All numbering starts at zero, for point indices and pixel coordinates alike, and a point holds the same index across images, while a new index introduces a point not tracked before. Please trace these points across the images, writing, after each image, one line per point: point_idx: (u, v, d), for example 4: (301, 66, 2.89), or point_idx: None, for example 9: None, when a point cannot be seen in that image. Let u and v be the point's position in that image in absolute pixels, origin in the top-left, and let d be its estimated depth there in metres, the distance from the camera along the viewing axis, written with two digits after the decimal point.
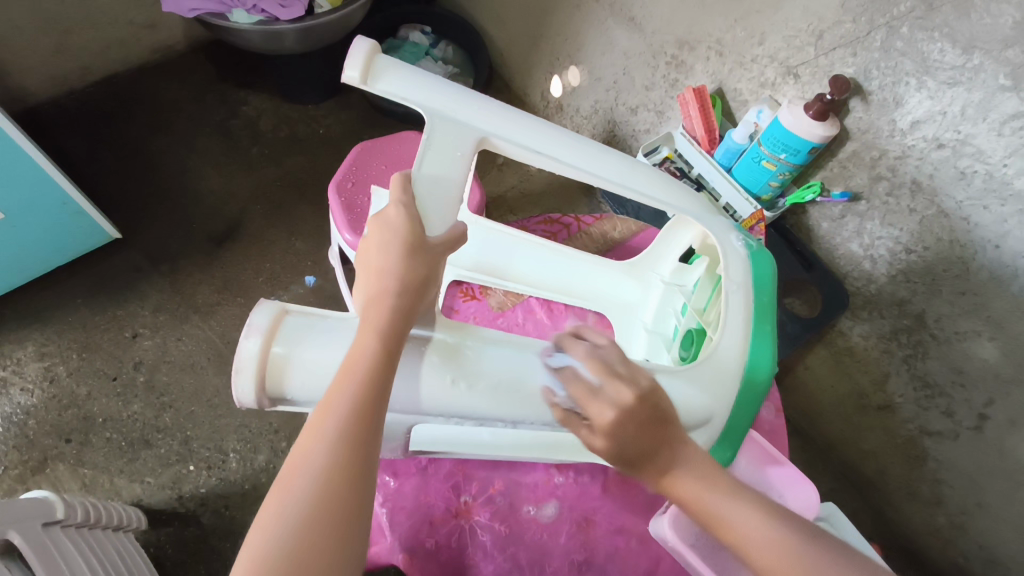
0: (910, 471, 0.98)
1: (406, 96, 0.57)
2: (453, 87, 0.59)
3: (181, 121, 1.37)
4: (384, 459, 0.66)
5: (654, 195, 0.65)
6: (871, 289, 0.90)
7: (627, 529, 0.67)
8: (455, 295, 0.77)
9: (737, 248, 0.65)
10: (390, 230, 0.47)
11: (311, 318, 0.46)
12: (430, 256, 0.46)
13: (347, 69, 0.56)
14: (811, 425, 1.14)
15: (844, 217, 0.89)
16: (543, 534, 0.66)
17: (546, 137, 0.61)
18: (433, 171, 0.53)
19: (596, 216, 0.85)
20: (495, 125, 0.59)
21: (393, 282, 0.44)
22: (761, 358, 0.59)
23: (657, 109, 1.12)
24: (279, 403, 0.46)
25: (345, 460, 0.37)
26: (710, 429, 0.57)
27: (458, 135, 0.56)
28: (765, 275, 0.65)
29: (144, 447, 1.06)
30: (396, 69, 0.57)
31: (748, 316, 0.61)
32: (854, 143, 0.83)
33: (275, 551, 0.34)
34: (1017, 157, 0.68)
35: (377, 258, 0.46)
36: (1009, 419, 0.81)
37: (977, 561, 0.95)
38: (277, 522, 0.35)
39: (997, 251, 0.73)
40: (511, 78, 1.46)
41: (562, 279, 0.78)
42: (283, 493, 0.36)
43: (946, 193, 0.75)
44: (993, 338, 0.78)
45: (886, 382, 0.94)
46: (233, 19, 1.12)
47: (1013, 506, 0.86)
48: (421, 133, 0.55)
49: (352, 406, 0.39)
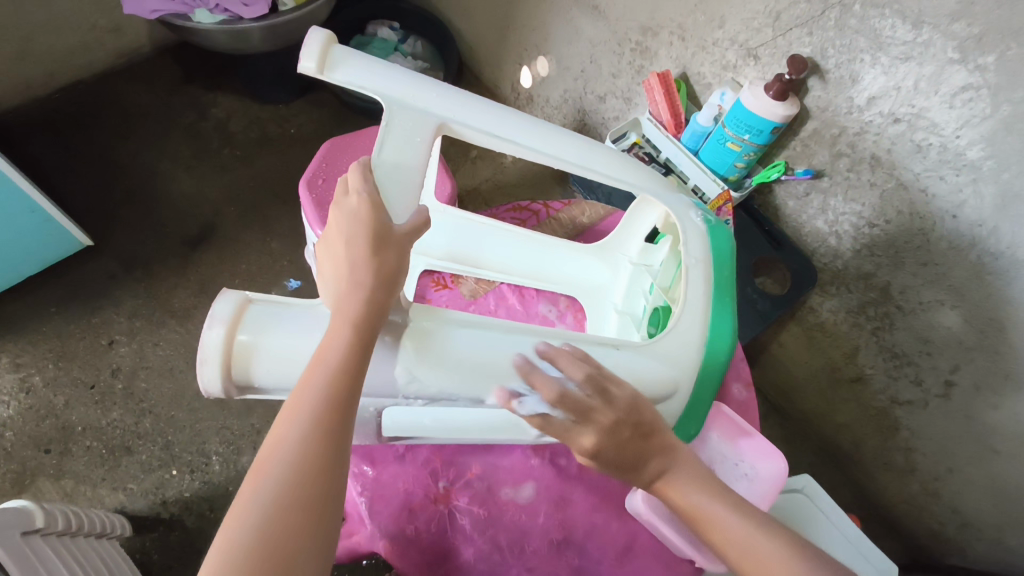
0: (884, 441, 1.03)
1: (363, 85, 0.56)
2: (412, 75, 0.59)
3: (150, 126, 1.35)
4: (361, 448, 0.66)
5: (617, 177, 0.66)
6: (838, 264, 0.93)
7: (604, 506, 0.68)
8: (426, 284, 0.77)
9: (696, 224, 0.67)
10: (352, 218, 0.47)
11: (273, 307, 0.46)
12: (398, 246, 0.47)
13: (303, 59, 0.55)
14: (792, 400, 1.18)
15: (808, 195, 0.91)
16: (521, 515, 0.67)
17: (509, 124, 0.62)
18: (393, 157, 0.53)
19: (566, 201, 0.85)
20: (455, 111, 0.59)
21: (363, 272, 0.44)
22: (722, 330, 0.61)
23: (625, 97, 1.13)
24: (247, 392, 0.46)
25: (319, 445, 0.38)
26: (677, 400, 0.58)
27: (417, 123, 0.56)
28: (724, 249, 0.66)
29: (125, 454, 1.05)
30: (352, 56, 0.57)
31: (709, 289, 0.62)
32: (814, 122, 0.84)
33: (247, 531, 0.35)
34: (969, 128, 0.70)
35: (342, 247, 0.46)
36: (974, 385, 0.84)
37: (951, 524, 1.01)
38: (251, 505, 0.35)
39: (955, 221, 0.76)
40: (481, 71, 1.47)
41: (531, 263, 0.78)
42: (256, 478, 0.37)
43: (904, 166, 0.77)
44: (955, 307, 0.81)
45: (857, 354, 0.98)
46: (197, 19, 1.11)
47: (981, 468, 0.91)
48: (380, 122, 0.55)
49: (327, 395, 0.40)
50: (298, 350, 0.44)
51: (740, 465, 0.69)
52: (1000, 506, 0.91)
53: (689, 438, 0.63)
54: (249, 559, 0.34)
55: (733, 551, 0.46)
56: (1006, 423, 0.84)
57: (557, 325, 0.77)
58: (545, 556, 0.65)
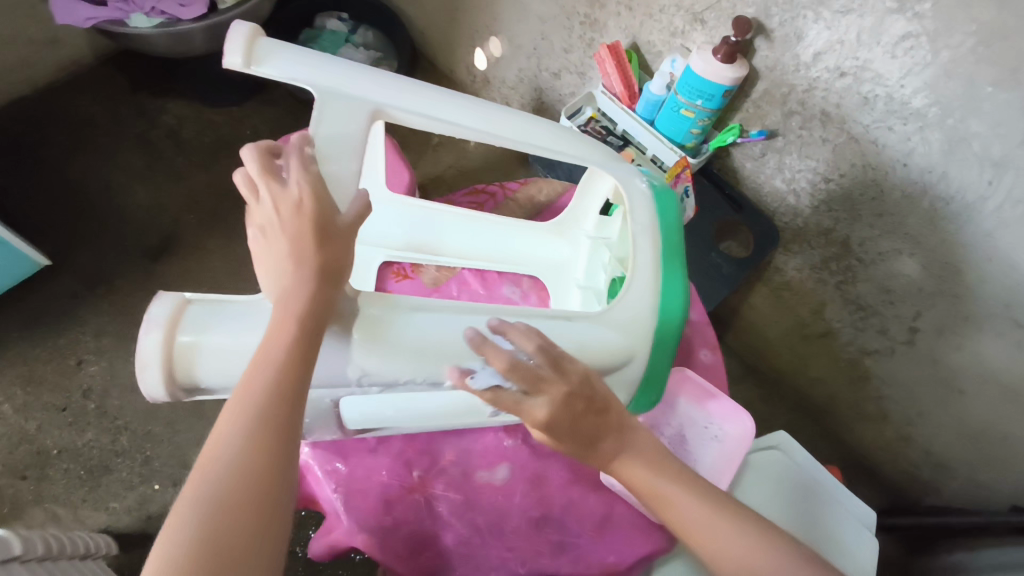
0: (857, 392, 1.05)
1: (293, 74, 0.55)
2: (344, 61, 0.58)
3: (99, 138, 1.32)
4: (331, 444, 0.65)
5: (563, 151, 0.66)
6: (798, 222, 0.94)
7: (579, 479, 0.69)
8: (387, 276, 0.75)
9: (642, 190, 0.67)
10: (292, 211, 0.45)
11: (212, 305, 0.45)
12: (342, 240, 0.46)
13: (228, 55, 0.53)
14: (768, 359, 1.19)
15: (764, 155, 0.92)
16: (498, 497, 0.67)
17: (449, 104, 0.61)
18: (328, 145, 0.53)
19: (522, 180, 0.84)
20: (389, 95, 0.58)
21: (306, 269, 0.44)
22: (673, 293, 0.61)
23: (579, 71, 1.12)
24: (197, 393, 0.46)
25: (265, 441, 0.38)
26: (635, 367, 0.59)
27: (350, 109, 0.55)
28: (671, 213, 0.67)
29: (104, 473, 1.04)
30: (279, 47, 0.55)
31: (656, 253, 0.63)
32: (764, 82, 0.85)
33: (193, 530, 0.34)
34: (912, 77, 0.70)
35: (279, 239, 0.45)
36: (936, 329, 0.86)
37: (926, 465, 1.04)
38: (196, 504, 0.35)
39: (905, 169, 0.77)
40: (435, 56, 1.45)
41: (489, 244, 0.78)
42: (201, 476, 0.36)
43: (853, 119, 0.78)
44: (913, 254, 0.82)
45: (824, 309, 0.99)
46: (133, 24, 1.07)
47: (949, 409, 0.93)
48: (312, 111, 0.54)
49: (269, 391, 0.40)
50: (242, 346, 0.44)
51: (710, 427, 0.71)
52: (971, 442, 0.94)
53: (651, 404, 0.64)
54: (197, 557, 0.34)
55: (695, 534, 0.47)
56: (968, 364, 0.86)
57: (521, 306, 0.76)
58: (525, 534, 0.65)
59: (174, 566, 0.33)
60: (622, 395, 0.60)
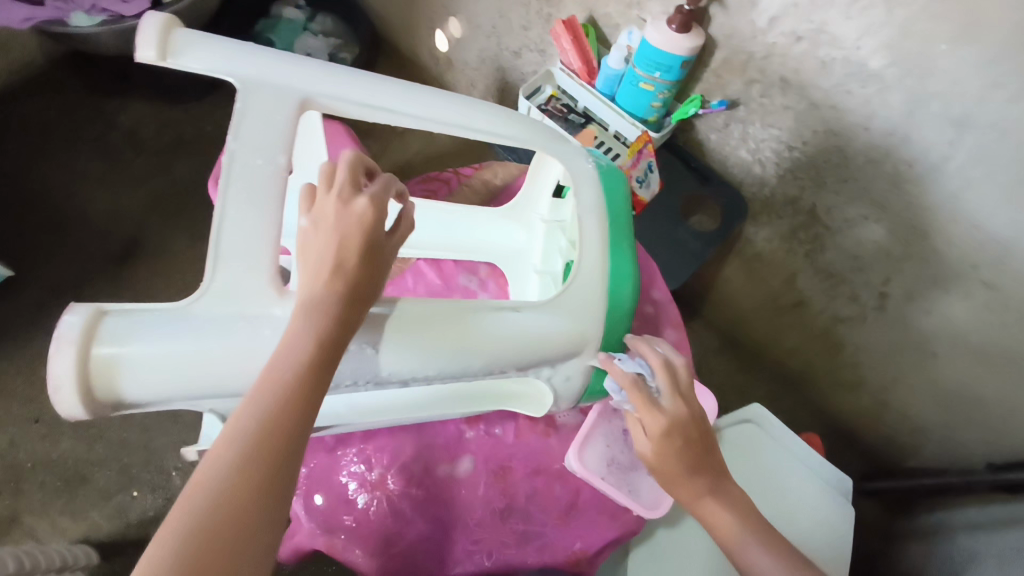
0: (833, 360, 1.05)
1: (212, 66, 0.53)
2: (267, 48, 0.55)
3: (56, 143, 1.28)
4: None
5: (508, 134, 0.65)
6: (765, 192, 0.93)
7: (542, 469, 0.70)
8: None
9: (588, 169, 0.67)
10: (340, 213, 0.45)
11: (133, 315, 0.44)
12: (379, 247, 0.46)
13: (140, 49, 0.50)
14: (746, 332, 1.19)
15: (727, 126, 0.90)
16: (461, 490, 0.68)
17: (387, 91, 0.59)
18: (252, 141, 0.50)
19: (476, 165, 0.83)
20: (320, 82, 0.55)
21: (337, 268, 0.44)
22: (622, 274, 0.63)
23: (539, 49, 1.09)
24: (123, 407, 0.45)
25: (283, 435, 0.38)
26: (586, 352, 0.60)
27: (276, 99, 0.53)
28: (617, 192, 0.68)
29: (81, 483, 1.03)
30: (194, 38, 0.52)
31: (604, 233, 0.64)
32: (722, 51, 0.83)
33: (203, 510, 0.35)
34: (868, 38, 0.68)
35: (317, 236, 0.45)
36: (906, 294, 0.85)
37: (904, 429, 1.04)
38: (210, 482, 0.36)
39: (867, 133, 0.75)
40: (397, 40, 1.41)
41: (445, 235, 0.76)
42: (218, 458, 0.37)
43: (813, 84, 0.76)
44: (879, 220, 0.81)
45: (796, 279, 0.99)
46: (74, 23, 1.04)
47: (923, 373, 0.93)
48: (234, 104, 0.51)
49: (268, 418, 0.39)
50: (169, 353, 0.44)
51: None
52: (946, 404, 0.94)
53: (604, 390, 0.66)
54: (199, 539, 0.34)
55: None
56: (938, 327, 0.85)
57: (479, 295, 0.79)
58: (489, 525, 0.67)
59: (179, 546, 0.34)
60: (575, 378, 0.61)
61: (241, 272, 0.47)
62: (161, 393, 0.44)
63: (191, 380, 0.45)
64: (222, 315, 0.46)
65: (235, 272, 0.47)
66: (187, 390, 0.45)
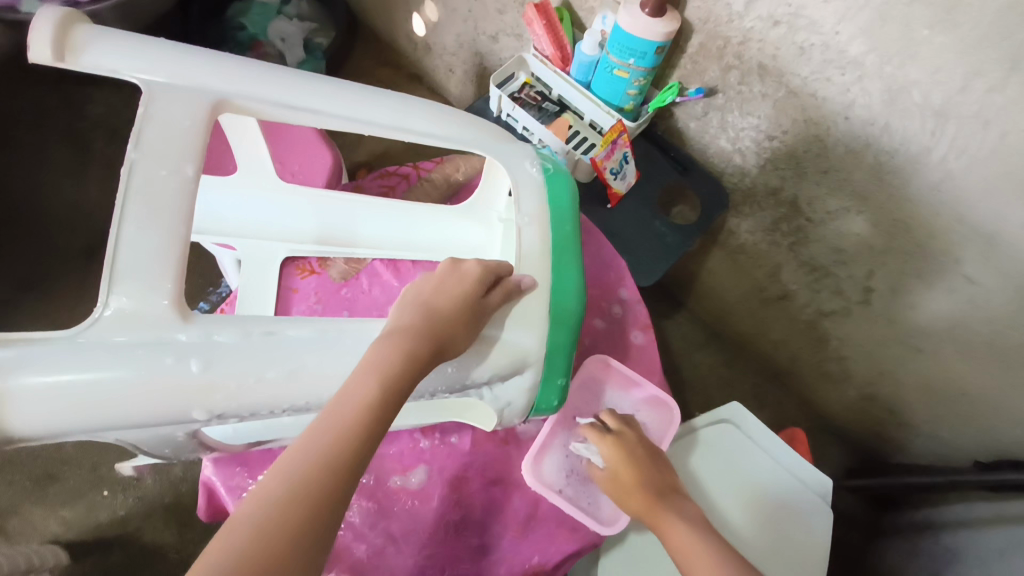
0: (819, 353, 1.02)
1: (116, 68, 0.52)
2: (176, 48, 0.54)
3: (23, 133, 1.25)
4: (236, 456, 0.68)
5: (444, 135, 0.63)
6: (747, 183, 0.89)
7: (497, 479, 0.73)
8: (292, 273, 0.77)
9: (531, 173, 0.66)
10: (457, 279, 0.54)
11: (19, 347, 0.42)
12: (480, 308, 0.54)
13: (35, 49, 0.49)
14: (731, 325, 1.16)
15: (707, 114, 0.87)
16: (415, 501, 0.70)
17: (311, 91, 0.58)
18: (155, 147, 0.49)
19: (436, 160, 0.83)
20: (235, 84, 0.54)
21: (442, 313, 0.50)
22: (567, 287, 0.62)
23: (515, 33, 1.05)
24: (15, 440, 0.43)
25: (356, 440, 0.41)
26: (529, 372, 0.60)
27: (182, 102, 0.51)
28: (564, 197, 0.66)
29: (50, 482, 1.01)
30: (96, 40, 0.52)
31: (547, 242, 0.63)
32: (699, 36, 0.79)
33: (275, 490, 0.38)
34: (846, 22, 0.64)
35: (426, 287, 0.53)
36: (890, 288, 0.82)
37: (891, 425, 1.02)
38: (288, 467, 0.39)
39: (847, 122, 0.71)
40: (376, 24, 1.37)
41: (401, 233, 0.74)
42: (298, 448, 0.40)
43: (791, 71, 0.73)
44: (861, 212, 0.78)
45: (779, 271, 0.95)
46: (26, 9, 1.00)
47: (908, 369, 0.90)
48: (137, 108, 0.50)
49: (351, 419, 0.42)
50: (61, 384, 0.42)
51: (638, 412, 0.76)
52: (932, 400, 0.91)
53: (554, 407, 0.64)
54: (266, 515, 0.36)
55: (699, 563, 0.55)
56: (924, 323, 0.82)
57: None
58: (442, 539, 0.69)
59: (255, 518, 0.36)
60: (519, 394, 0.61)
61: (139, 293, 0.44)
62: (57, 426, 0.43)
63: (88, 414, 0.43)
64: (121, 345, 0.43)
65: (138, 298, 0.44)
66: (86, 425, 0.44)
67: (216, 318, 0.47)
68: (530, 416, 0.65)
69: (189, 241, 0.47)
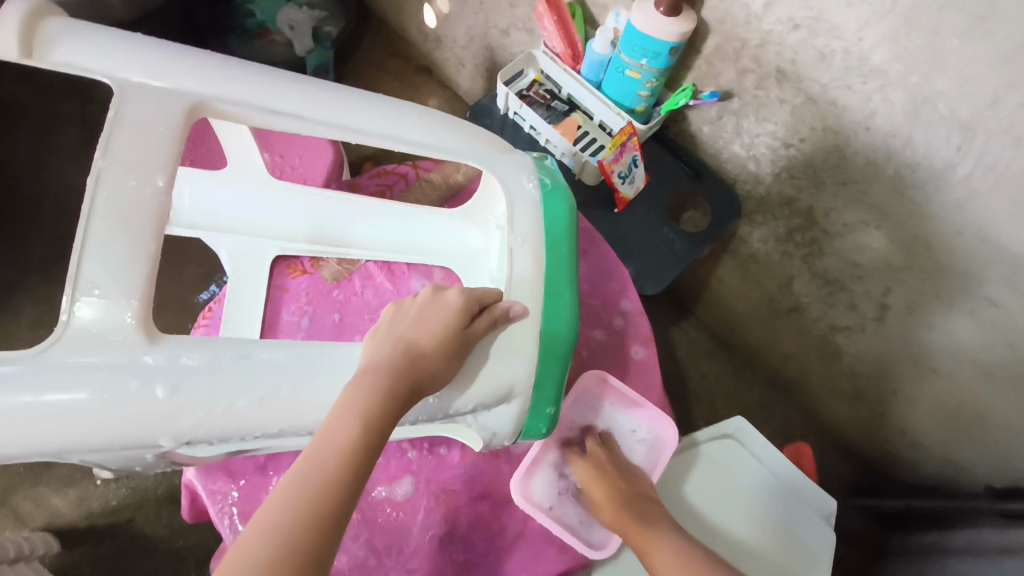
0: (829, 368, 0.99)
1: (90, 66, 0.51)
2: (150, 47, 0.53)
3: (28, 116, 1.23)
4: (218, 463, 0.68)
5: (432, 143, 0.61)
6: (761, 191, 0.86)
7: (487, 493, 0.72)
8: (283, 271, 0.75)
9: (529, 191, 0.64)
10: (436, 307, 0.52)
11: None
12: (461, 338, 0.52)
13: (1, 41, 0.49)
14: (739, 334, 1.13)
15: (721, 118, 0.83)
16: (399, 513, 0.70)
17: (292, 96, 0.56)
18: (122, 153, 0.48)
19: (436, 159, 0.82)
20: (212, 87, 0.54)
21: (419, 347, 0.49)
22: (559, 312, 0.60)
23: (527, 28, 1.02)
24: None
25: (335, 491, 0.41)
26: (516, 401, 0.58)
27: (155, 104, 0.51)
28: (561, 217, 0.64)
29: (44, 469, 1.01)
30: (67, 34, 0.52)
31: (539, 265, 0.61)
32: (715, 36, 0.75)
33: (258, 549, 0.38)
34: (871, 28, 0.61)
35: (403, 320, 0.51)
36: (907, 306, 0.79)
37: (901, 444, 0.98)
38: (267, 526, 0.39)
39: (868, 133, 0.68)
40: (387, 13, 1.34)
41: (397, 235, 0.73)
42: (274, 504, 0.40)
43: (811, 77, 0.69)
44: (880, 226, 0.75)
45: (791, 283, 0.92)
46: None
47: (922, 388, 0.87)
48: (107, 111, 0.50)
49: (329, 468, 0.42)
50: (16, 404, 0.42)
51: (637, 432, 0.76)
52: (946, 422, 0.88)
53: (543, 434, 0.63)
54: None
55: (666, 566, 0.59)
56: (942, 342, 0.79)
57: None
58: (426, 555, 0.68)
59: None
60: (503, 422, 0.59)
61: (103, 305, 0.44)
62: (14, 442, 0.43)
63: (47, 428, 0.43)
64: (80, 364, 0.43)
65: (102, 313, 0.44)
66: (41, 443, 0.43)
67: (187, 340, 0.46)
68: (517, 441, 0.64)
69: (157, 258, 0.46)
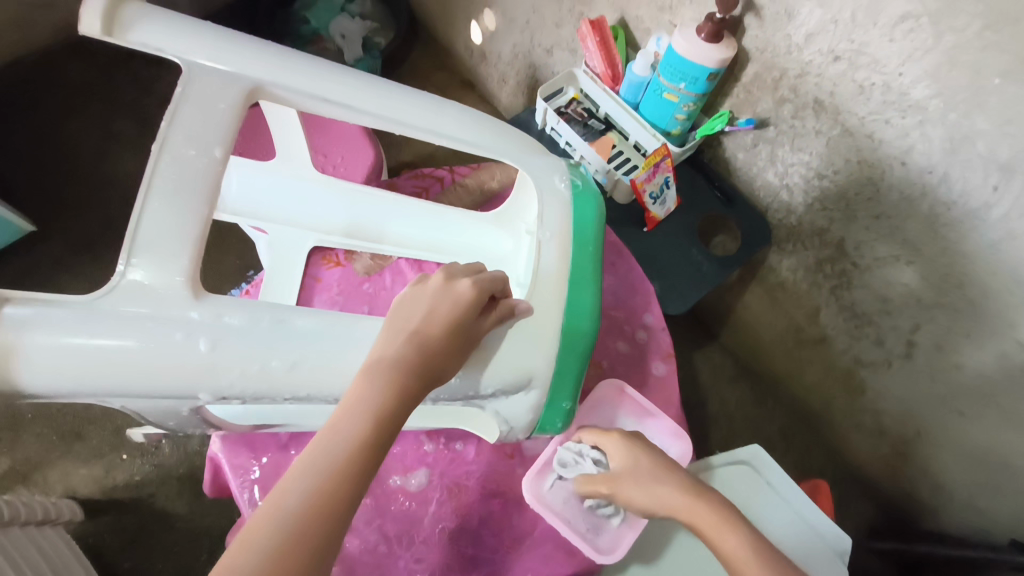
0: (852, 403, 0.98)
1: (163, 47, 0.55)
2: (218, 31, 0.58)
3: (92, 104, 1.30)
4: (243, 436, 0.71)
5: (473, 141, 0.65)
6: (792, 220, 0.86)
7: (499, 491, 0.73)
8: (319, 262, 0.79)
9: (559, 189, 0.68)
10: (450, 299, 0.50)
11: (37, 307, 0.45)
12: (468, 332, 0.50)
13: (86, 20, 0.52)
14: (764, 363, 1.12)
15: (756, 146, 0.84)
16: (411, 503, 0.71)
17: (347, 88, 0.60)
18: (186, 129, 0.52)
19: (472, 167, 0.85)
20: (275, 74, 0.58)
21: (429, 342, 0.47)
22: (581, 306, 0.63)
23: (570, 48, 1.05)
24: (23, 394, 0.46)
25: (347, 481, 0.41)
26: (535, 390, 0.60)
27: (220, 87, 0.55)
28: (588, 219, 0.68)
29: (76, 439, 1.05)
30: (146, 17, 0.55)
31: (565, 262, 0.64)
32: (754, 65, 0.77)
33: (270, 534, 0.38)
34: (911, 64, 0.62)
35: (414, 310, 0.49)
36: (936, 344, 0.78)
37: (925, 488, 0.96)
38: (280, 512, 0.38)
39: (904, 168, 0.68)
40: (436, 28, 1.39)
41: (427, 232, 0.76)
42: (286, 490, 0.39)
43: (848, 109, 0.70)
44: (911, 262, 0.74)
45: (819, 313, 0.92)
46: None
47: (949, 431, 0.85)
48: (175, 88, 0.54)
49: (342, 456, 0.41)
50: (70, 346, 0.45)
51: None
52: (972, 468, 0.86)
53: (559, 429, 0.66)
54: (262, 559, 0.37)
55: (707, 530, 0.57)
56: (971, 385, 0.77)
57: None
58: (434, 545, 0.70)
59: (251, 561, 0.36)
60: (521, 411, 0.62)
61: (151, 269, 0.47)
62: (64, 386, 0.46)
63: (90, 380, 0.46)
64: (125, 316, 0.46)
65: (152, 276, 0.47)
66: (82, 389, 0.46)
67: (225, 298, 0.49)
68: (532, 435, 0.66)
69: (208, 221, 0.50)
